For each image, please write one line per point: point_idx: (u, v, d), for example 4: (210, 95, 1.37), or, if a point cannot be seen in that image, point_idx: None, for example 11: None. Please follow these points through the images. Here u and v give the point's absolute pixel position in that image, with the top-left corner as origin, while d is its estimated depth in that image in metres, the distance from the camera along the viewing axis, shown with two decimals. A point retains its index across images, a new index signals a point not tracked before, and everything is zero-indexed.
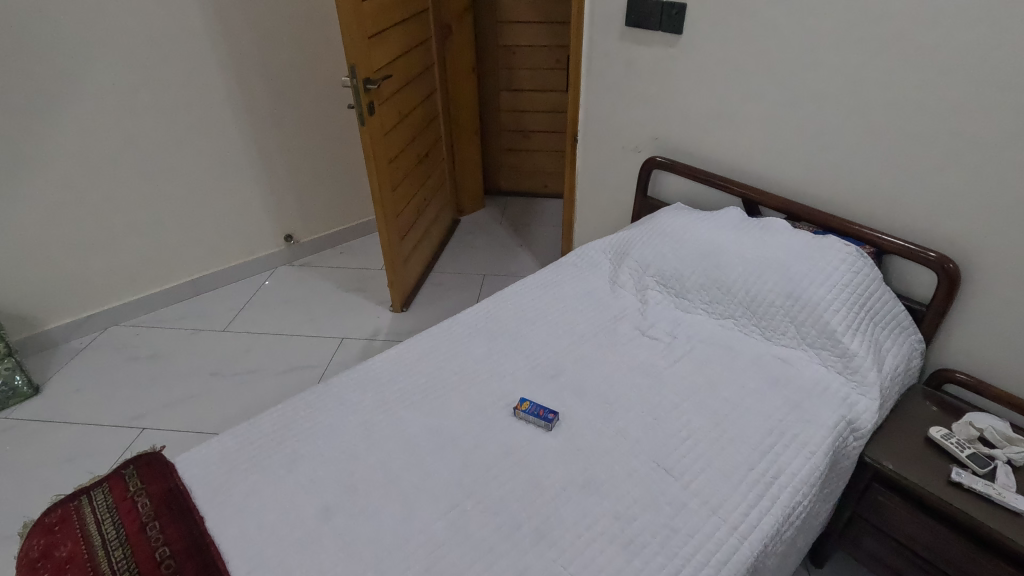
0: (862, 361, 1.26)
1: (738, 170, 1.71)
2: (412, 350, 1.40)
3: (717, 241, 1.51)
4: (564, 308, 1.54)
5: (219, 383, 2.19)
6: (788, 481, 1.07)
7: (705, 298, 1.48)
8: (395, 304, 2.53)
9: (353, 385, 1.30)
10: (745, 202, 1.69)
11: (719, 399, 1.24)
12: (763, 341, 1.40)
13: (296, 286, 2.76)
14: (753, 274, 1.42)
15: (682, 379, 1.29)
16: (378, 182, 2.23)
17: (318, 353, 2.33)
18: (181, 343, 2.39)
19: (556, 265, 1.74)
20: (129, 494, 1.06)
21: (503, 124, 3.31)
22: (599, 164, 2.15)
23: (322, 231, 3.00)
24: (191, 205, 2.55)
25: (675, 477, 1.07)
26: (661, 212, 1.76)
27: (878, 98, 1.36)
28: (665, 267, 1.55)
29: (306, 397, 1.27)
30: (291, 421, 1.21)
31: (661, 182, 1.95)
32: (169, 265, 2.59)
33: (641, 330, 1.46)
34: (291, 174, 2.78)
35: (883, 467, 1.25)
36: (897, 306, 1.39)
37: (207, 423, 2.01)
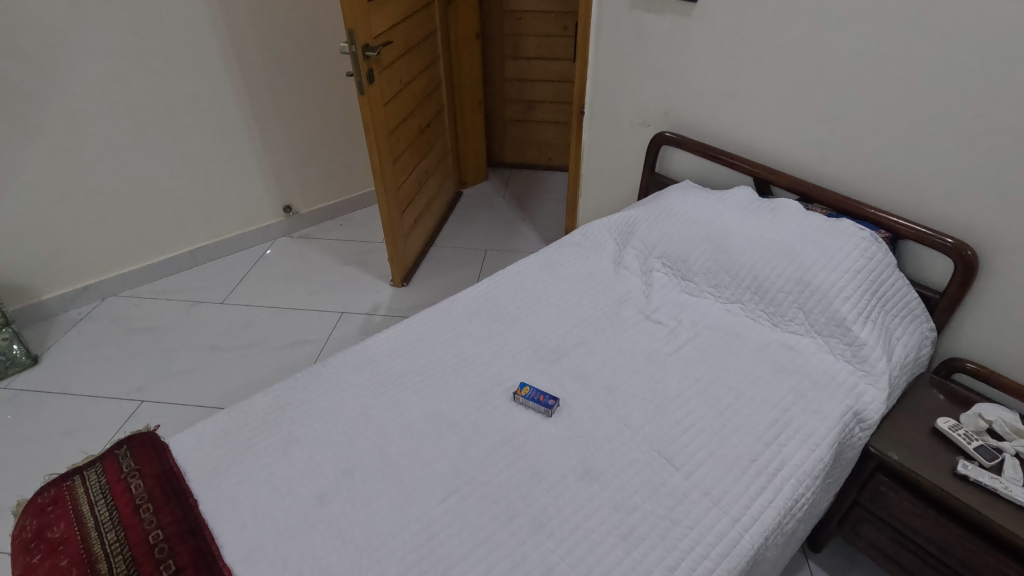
0: (872, 350, 1.23)
1: (750, 148, 1.65)
2: (411, 330, 1.37)
3: (726, 223, 1.46)
4: (567, 289, 1.50)
5: (218, 357, 2.18)
6: (792, 473, 1.05)
7: (711, 282, 1.44)
8: (396, 278, 2.49)
9: (350, 366, 1.28)
10: (756, 182, 1.63)
11: (724, 386, 1.21)
12: (770, 328, 1.36)
13: (296, 259, 2.72)
14: (761, 259, 1.38)
15: (686, 366, 1.26)
16: (377, 155, 2.17)
17: (317, 328, 2.30)
18: (180, 316, 2.37)
19: (559, 244, 1.70)
20: (123, 475, 1.04)
21: (508, 94, 3.21)
22: (606, 139, 2.08)
23: (323, 202, 2.95)
24: (187, 175, 2.50)
25: (676, 468, 1.05)
26: (668, 191, 1.70)
27: (903, 76, 1.29)
28: (671, 249, 1.51)
29: (302, 378, 1.25)
30: (288, 402, 1.19)
31: (669, 159, 1.89)
32: (166, 235, 2.54)
33: (645, 314, 1.42)
34: (289, 144, 2.71)
35: (888, 458, 1.23)
36: (909, 293, 1.35)
37: (206, 397, 2.01)
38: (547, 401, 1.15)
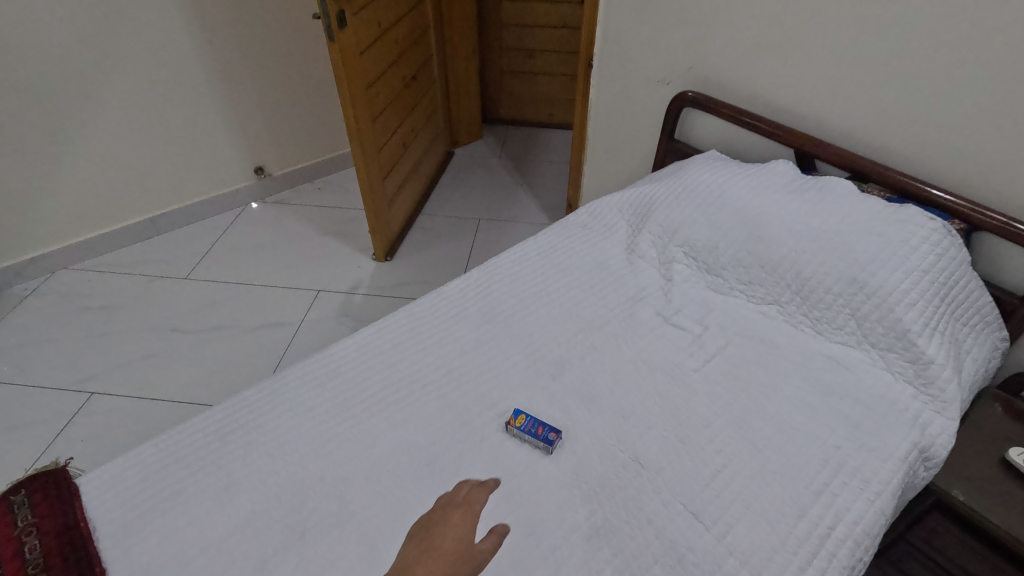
0: (940, 370, 1.01)
1: (792, 113, 1.38)
2: (384, 335, 1.14)
3: (764, 207, 1.22)
4: (571, 284, 1.27)
5: (180, 341, 1.96)
6: (847, 533, 0.85)
7: (743, 278, 1.21)
8: (378, 252, 2.25)
9: (309, 382, 1.05)
10: (797, 154, 1.36)
11: (761, 415, 1.00)
12: (812, 336, 1.14)
13: (269, 227, 2.46)
14: (807, 253, 1.14)
15: (715, 386, 1.05)
16: (353, 114, 1.88)
17: (291, 309, 2.07)
18: (138, 293, 2.13)
19: (561, 224, 1.46)
20: (15, 532, 0.85)
21: (505, 41, 2.87)
22: (617, 97, 1.79)
23: (298, 163, 2.66)
24: (141, 133, 2.20)
25: (706, 527, 0.85)
26: (691, 163, 1.44)
27: (1004, 27, 1.01)
28: (695, 236, 1.27)
29: (250, 397, 1.03)
30: (231, 431, 0.97)
31: (691, 123, 1.61)
32: (121, 202, 2.27)
33: (664, 316, 1.19)
34: (258, 97, 2.39)
35: (949, 497, 1.03)
36: (982, 296, 1.12)
37: (166, 389, 1.80)
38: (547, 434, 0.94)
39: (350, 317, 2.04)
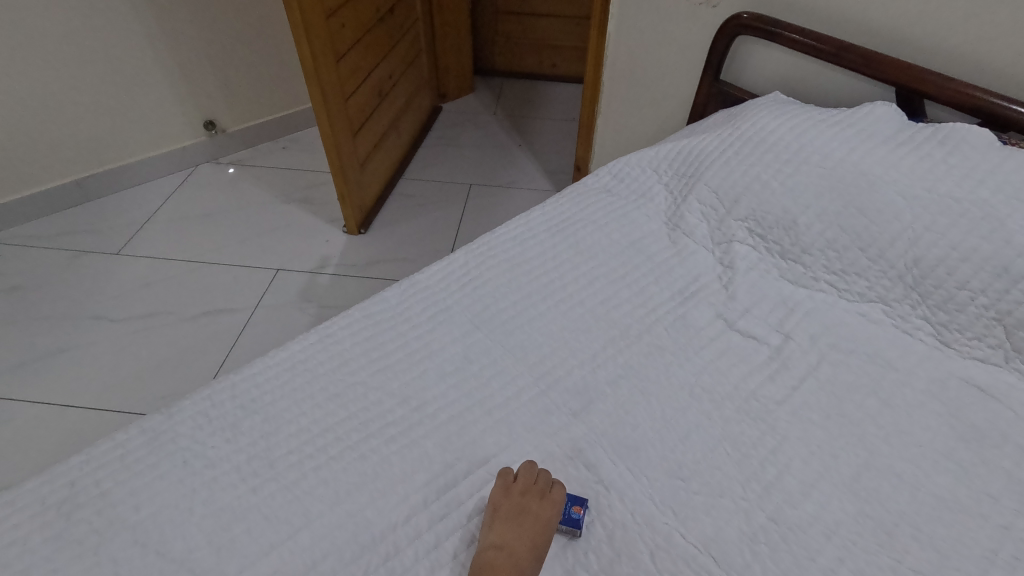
0: None
1: (892, 39, 1.01)
2: (330, 347, 0.80)
3: (866, 164, 0.87)
4: (595, 271, 0.92)
5: (107, 332, 1.61)
6: None
7: (835, 265, 0.87)
8: (350, 224, 1.89)
9: (215, 421, 0.72)
10: (899, 94, 1.00)
11: (884, 472, 0.68)
12: (938, 348, 0.81)
13: (223, 193, 2.08)
14: (936, 230, 0.80)
15: (806, 426, 0.72)
16: (310, 51, 1.49)
17: (244, 292, 1.72)
18: (59, 272, 1.77)
19: (577, 189, 1.10)
20: None
21: None
22: (644, 28, 1.41)
23: (258, 117, 2.26)
24: (55, 77, 1.79)
25: None
26: (751, 107, 1.08)
27: None
28: (765, 206, 0.93)
29: (124, 445, 0.69)
30: (86, 503, 0.64)
31: (744, 58, 1.24)
32: (39, 162, 1.87)
33: (727, 320, 0.86)
34: (202, 35, 1.98)
35: None
36: None
37: (84, 393, 1.46)
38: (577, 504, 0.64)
39: (314, 301, 1.69)
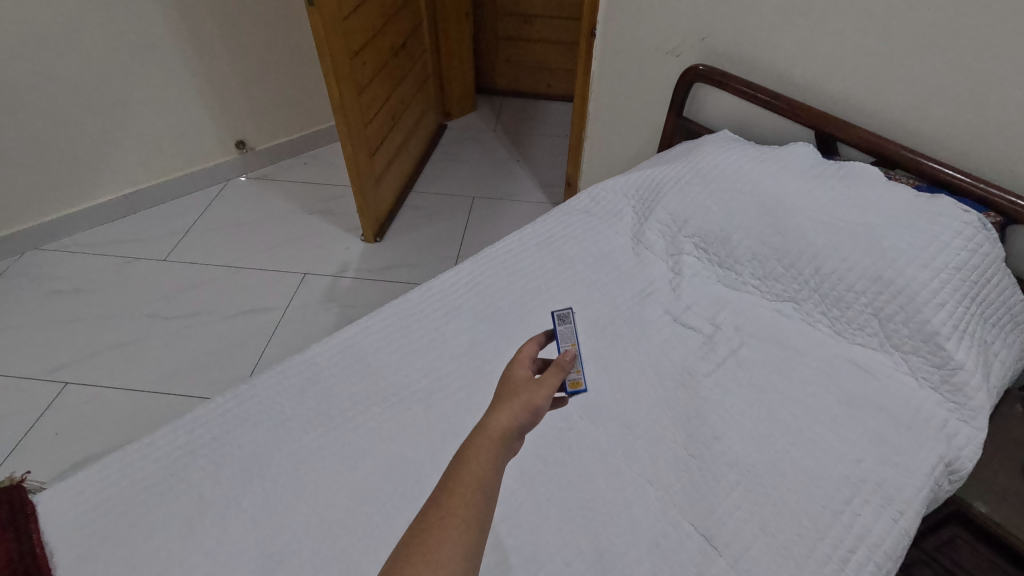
0: (970, 376, 0.93)
1: (812, 91, 1.26)
2: (370, 336, 1.05)
3: (782, 195, 1.12)
4: (573, 278, 1.18)
5: (158, 327, 1.85)
6: (869, 558, 0.79)
7: (758, 272, 1.12)
8: (368, 233, 2.14)
9: (287, 389, 0.97)
10: (818, 136, 1.25)
11: (777, 423, 0.93)
12: (832, 337, 1.06)
13: (252, 205, 2.33)
14: (829, 246, 1.05)
15: (725, 393, 0.98)
16: (337, 87, 1.73)
17: (276, 294, 1.97)
18: (113, 275, 2.01)
19: (561, 210, 1.36)
20: None
21: (500, 5, 2.70)
22: (622, 70, 1.67)
23: (282, 136, 2.52)
24: (110, 104, 2.03)
25: (718, 551, 0.79)
26: (702, 143, 1.33)
27: None
28: (707, 226, 1.18)
29: (221, 406, 0.94)
30: (200, 445, 0.89)
31: (701, 100, 1.49)
32: (93, 178, 2.12)
33: (673, 315, 1.11)
34: (236, 65, 2.23)
35: (972, 510, 0.97)
36: (1012, 293, 1.04)
37: (142, 379, 1.70)
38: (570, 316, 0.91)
39: (337, 301, 1.95)
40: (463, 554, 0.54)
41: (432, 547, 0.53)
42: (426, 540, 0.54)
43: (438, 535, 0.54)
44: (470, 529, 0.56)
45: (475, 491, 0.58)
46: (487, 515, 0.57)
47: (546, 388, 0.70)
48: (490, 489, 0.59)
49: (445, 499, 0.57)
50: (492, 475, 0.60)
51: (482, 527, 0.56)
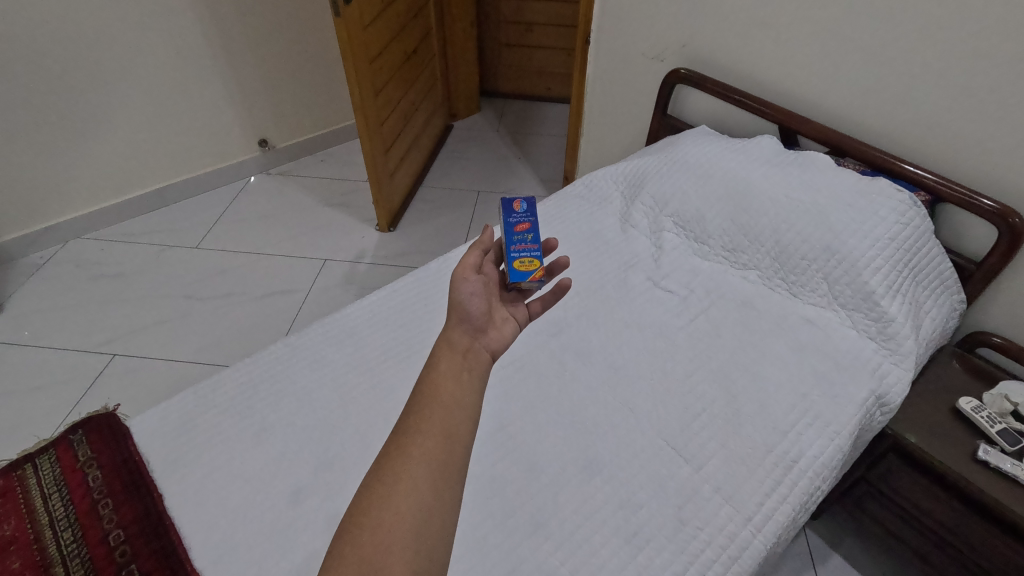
0: (900, 327, 1.11)
1: (776, 91, 1.46)
2: (397, 297, 1.25)
3: (747, 179, 1.30)
4: (569, 251, 1.38)
5: (194, 306, 2.04)
6: (808, 466, 0.98)
7: (727, 246, 1.31)
8: (382, 223, 2.33)
9: (329, 338, 1.16)
10: (781, 130, 1.44)
11: (738, 365, 1.12)
12: (789, 298, 1.25)
13: (274, 198, 2.53)
14: (785, 221, 1.23)
15: (695, 342, 1.17)
16: (358, 89, 1.93)
17: (299, 277, 2.16)
18: (150, 261, 2.20)
19: (560, 195, 1.56)
20: (77, 465, 0.96)
21: (503, 14, 2.90)
22: (614, 73, 1.86)
23: (301, 135, 2.71)
24: (147, 105, 2.23)
25: (685, 460, 0.97)
26: (682, 137, 1.52)
27: (968, 13, 1.08)
28: (684, 206, 1.36)
29: (276, 351, 1.13)
30: (259, 380, 1.08)
31: (683, 100, 1.70)
32: (131, 173, 2.32)
33: (654, 281, 1.31)
34: (261, 69, 2.43)
35: (903, 440, 1.14)
36: (943, 260, 1.20)
37: (182, 350, 1.88)
38: (525, 210, 0.97)
39: (355, 284, 2.13)
40: (437, 448, 0.63)
41: (409, 446, 0.63)
42: (405, 440, 0.64)
43: (414, 437, 0.64)
44: (441, 429, 0.64)
45: (440, 399, 0.67)
46: (455, 415, 0.66)
47: (461, 281, 0.78)
48: (454, 395, 0.68)
49: (416, 410, 0.66)
50: (457, 382, 0.69)
51: (453, 426, 0.65)
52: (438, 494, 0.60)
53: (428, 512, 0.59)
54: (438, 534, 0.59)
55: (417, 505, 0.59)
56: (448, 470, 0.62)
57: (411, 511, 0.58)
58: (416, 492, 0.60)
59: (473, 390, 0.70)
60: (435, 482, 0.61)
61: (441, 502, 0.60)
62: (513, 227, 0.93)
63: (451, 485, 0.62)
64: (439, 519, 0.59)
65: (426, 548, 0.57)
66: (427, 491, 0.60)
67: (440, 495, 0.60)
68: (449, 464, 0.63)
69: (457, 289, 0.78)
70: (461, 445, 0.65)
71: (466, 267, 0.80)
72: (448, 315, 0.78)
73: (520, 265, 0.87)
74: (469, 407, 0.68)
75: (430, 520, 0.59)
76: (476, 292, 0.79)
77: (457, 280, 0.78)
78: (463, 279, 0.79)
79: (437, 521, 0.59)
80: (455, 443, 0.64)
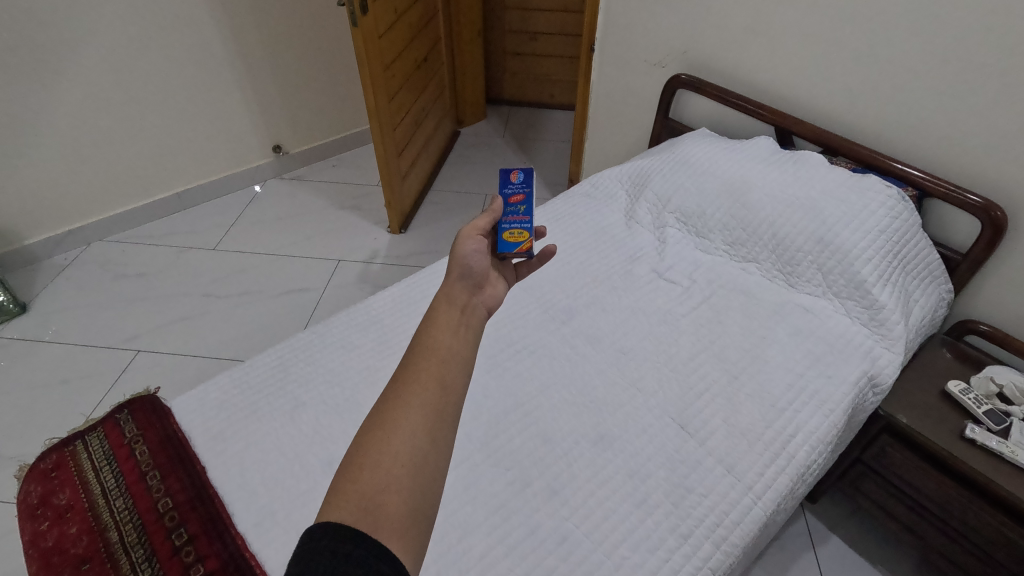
0: (890, 313, 1.18)
1: (772, 95, 1.54)
2: (416, 290, 1.33)
3: (745, 176, 1.38)
4: (578, 246, 1.46)
5: (214, 304, 2.11)
6: (805, 440, 1.05)
7: (727, 240, 1.39)
8: (394, 225, 2.41)
9: (354, 326, 1.24)
10: (777, 131, 1.53)
11: (737, 349, 1.20)
12: (785, 288, 1.32)
13: (289, 202, 2.61)
14: (781, 214, 1.31)
15: (697, 329, 1.25)
16: (373, 95, 2.01)
17: (315, 276, 2.23)
18: (171, 262, 2.28)
19: (567, 195, 1.65)
20: (125, 441, 1.03)
21: (508, 24, 3.00)
22: (617, 79, 1.95)
23: (314, 141, 2.81)
24: (169, 112, 2.31)
25: (690, 435, 1.05)
26: (683, 139, 1.60)
27: (950, 21, 1.16)
28: (685, 203, 1.45)
29: (305, 338, 1.21)
30: (290, 364, 1.15)
31: (684, 104, 1.78)
32: (151, 177, 2.40)
33: (658, 273, 1.39)
34: (277, 79, 2.52)
35: (896, 420, 1.19)
36: (930, 252, 1.28)
37: (204, 346, 1.96)
38: (522, 181, 0.98)
39: (369, 282, 2.21)
40: (432, 397, 0.60)
41: (405, 394, 0.60)
42: (401, 388, 0.60)
43: (409, 385, 0.61)
44: (437, 378, 0.61)
45: (436, 350, 0.64)
46: (451, 366, 0.63)
47: (467, 240, 0.80)
48: (451, 346, 0.65)
49: (411, 361, 0.63)
50: (454, 334, 0.67)
51: (449, 376, 0.62)
52: (433, 442, 0.57)
53: (423, 459, 0.56)
54: (432, 482, 0.56)
55: (413, 452, 0.56)
56: (443, 419, 0.59)
57: (406, 457, 0.55)
58: (412, 438, 0.56)
59: (470, 343, 0.67)
60: (429, 430, 0.58)
61: (435, 450, 0.57)
62: (507, 200, 0.95)
63: (446, 435, 0.59)
64: (434, 467, 0.56)
65: (420, 495, 0.54)
66: (422, 438, 0.57)
67: (435, 443, 0.57)
68: (444, 413, 0.60)
69: (462, 247, 0.79)
70: (457, 395, 0.62)
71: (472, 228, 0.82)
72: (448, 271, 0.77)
73: (510, 236, 0.89)
74: (465, 360, 0.65)
75: (425, 468, 0.56)
76: (481, 251, 0.80)
77: (462, 240, 0.80)
78: (467, 238, 0.81)
79: (431, 469, 0.56)
80: (451, 393, 0.61)
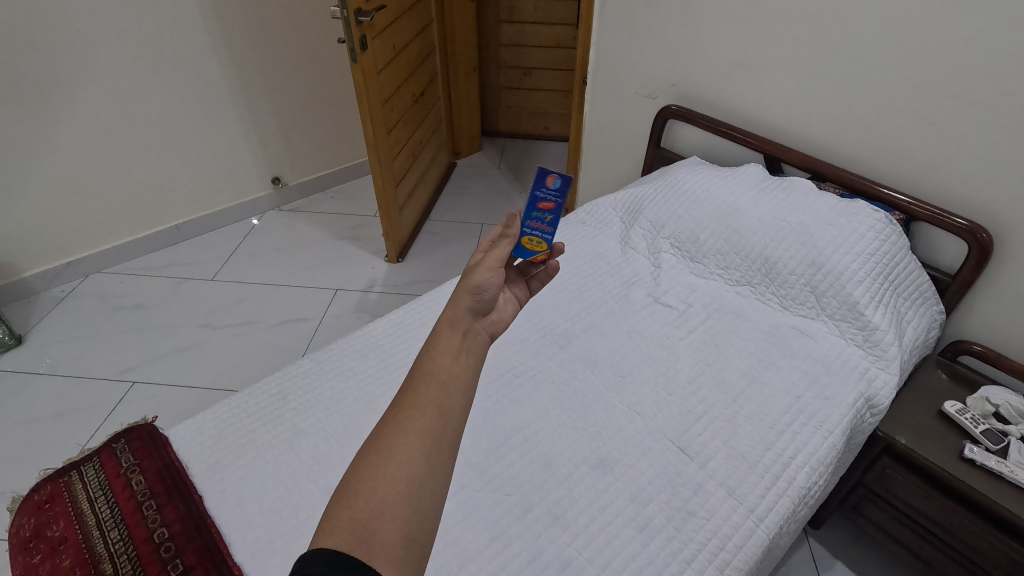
0: (884, 334, 1.20)
1: (760, 124, 1.59)
2: (415, 317, 1.34)
3: (737, 203, 1.41)
4: (576, 272, 1.48)
5: (211, 335, 2.11)
6: (805, 461, 1.05)
7: (721, 264, 1.41)
8: (391, 254, 2.43)
9: (353, 353, 1.24)
10: (766, 159, 1.57)
11: (734, 372, 1.21)
12: (780, 311, 1.34)
13: (287, 232, 2.63)
14: (773, 239, 1.33)
15: (695, 352, 1.26)
16: (371, 126, 2.05)
17: (312, 306, 2.24)
18: (169, 292, 2.28)
19: (564, 221, 1.69)
20: (122, 470, 1.02)
21: (502, 59, 3.10)
22: (610, 111, 2.01)
23: (312, 173, 2.85)
24: (170, 145, 2.35)
25: (691, 458, 1.05)
26: (677, 167, 1.63)
27: (926, 54, 1.21)
28: (680, 229, 1.48)
29: (304, 365, 1.22)
30: (289, 392, 1.15)
31: (675, 134, 1.84)
32: (151, 209, 2.42)
33: (655, 297, 1.41)
34: (277, 112, 2.58)
35: (895, 442, 1.19)
36: (921, 275, 1.30)
37: (200, 376, 1.94)
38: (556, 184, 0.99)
39: (367, 311, 2.21)
40: (431, 423, 0.60)
41: (402, 419, 0.60)
42: (398, 413, 0.60)
43: (408, 410, 0.60)
44: (436, 403, 0.61)
45: (437, 374, 0.64)
46: (451, 392, 0.63)
47: (489, 267, 0.76)
48: (450, 371, 0.65)
49: (411, 385, 0.63)
50: (455, 359, 0.66)
51: (448, 401, 0.62)
52: (430, 469, 0.57)
53: (420, 486, 0.56)
54: (429, 509, 0.55)
55: (408, 480, 0.55)
56: (441, 445, 0.59)
57: (402, 484, 0.55)
58: (409, 465, 0.56)
59: (471, 367, 0.67)
60: (427, 457, 0.57)
61: (432, 477, 0.57)
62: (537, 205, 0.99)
63: (444, 462, 0.58)
64: (430, 495, 0.56)
65: (415, 523, 0.54)
66: (419, 464, 0.57)
67: (432, 470, 0.57)
68: (442, 440, 0.59)
69: (482, 275, 0.75)
70: (455, 422, 0.61)
71: (499, 255, 0.77)
72: (456, 294, 0.75)
73: (529, 244, 0.94)
74: (465, 385, 0.65)
75: (420, 495, 0.55)
76: (499, 283, 0.78)
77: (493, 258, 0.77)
78: (490, 266, 0.77)
79: (427, 497, 0.56)
80: (450, 419, 0.61)
